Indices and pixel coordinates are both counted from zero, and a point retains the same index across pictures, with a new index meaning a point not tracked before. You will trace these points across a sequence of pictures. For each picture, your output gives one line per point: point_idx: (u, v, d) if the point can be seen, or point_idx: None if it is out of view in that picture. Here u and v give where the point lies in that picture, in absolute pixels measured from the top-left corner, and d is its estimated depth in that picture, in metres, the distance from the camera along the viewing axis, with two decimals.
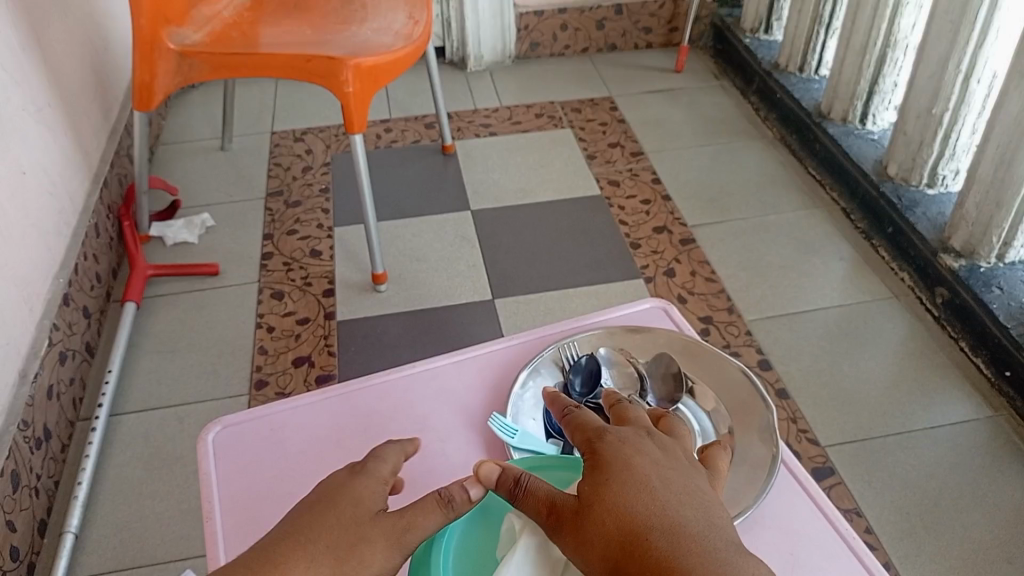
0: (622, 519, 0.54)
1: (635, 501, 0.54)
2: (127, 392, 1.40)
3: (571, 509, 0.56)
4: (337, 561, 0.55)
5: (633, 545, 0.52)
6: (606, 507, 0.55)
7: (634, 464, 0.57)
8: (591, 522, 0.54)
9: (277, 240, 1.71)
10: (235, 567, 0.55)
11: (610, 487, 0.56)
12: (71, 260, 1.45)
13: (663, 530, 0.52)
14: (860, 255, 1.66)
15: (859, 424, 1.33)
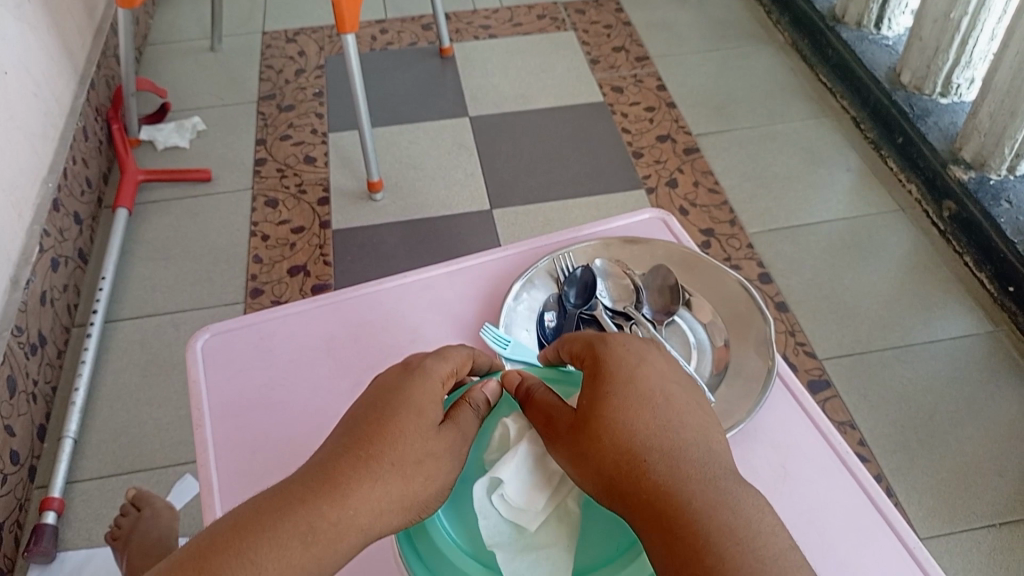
0: (619, 437, 0.53)
1: (636, 420, 0.53)
2: (122, 299, 1.39)
3: (568, 425, 0.55)
4: (406, 480, 0.50)
5: (631, 465, 0.51)
6: (605, 422, 0.53)
7: (635, 378, 0.56)
8: (589, 438, 0.53)
9: (270, 146, 1.67)
10: (293, 489, 0.48)
11: (610, 404, 0.54)
12: (59, 165, 1.41)
13: (662, 453, 0.51)
14: (867, 166, 1.62)
15: (857, 338, 1.33)
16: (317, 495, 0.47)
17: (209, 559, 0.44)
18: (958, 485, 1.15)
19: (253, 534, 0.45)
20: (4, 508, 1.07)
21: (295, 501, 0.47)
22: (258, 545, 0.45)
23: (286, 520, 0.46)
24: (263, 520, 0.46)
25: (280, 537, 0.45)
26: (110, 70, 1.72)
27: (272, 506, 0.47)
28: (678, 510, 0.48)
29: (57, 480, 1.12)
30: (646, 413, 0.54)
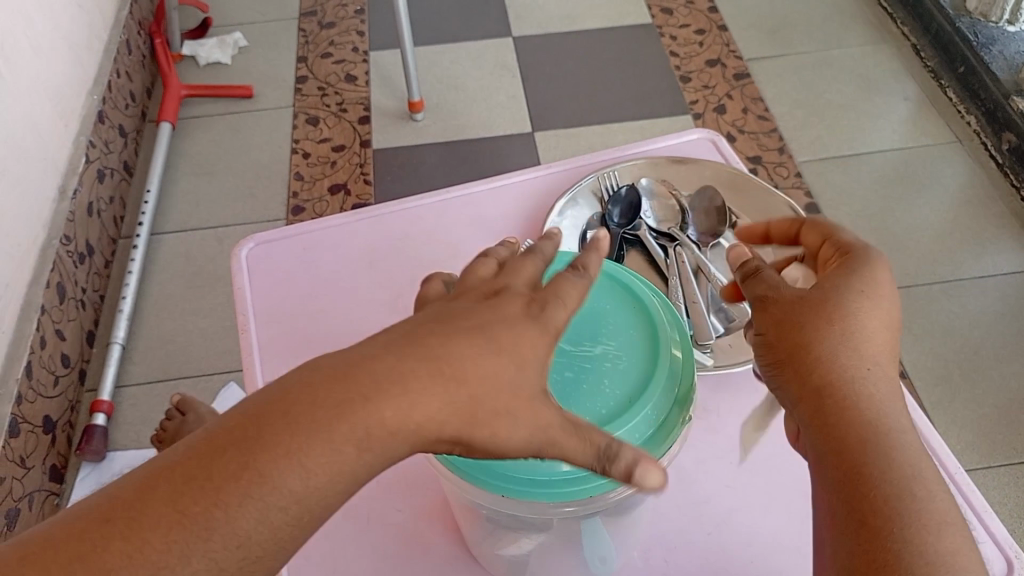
0: (841, 345, 0.46)
1: (871, 339, 0.47)
2: (166, 212, 1.41)
3: (788, 308, 0.48)
4: (474, 406, 0.38)
5: (828, 387, 0.45)
6: (821, 333, 0.47)
7: (881, 300, 0.48)
8: (806, 327, 0.47)
9: (311, 63, 1.65)
10: (332, 399, 0.36)
11: (855, 308, 0.47)
12: (104, 77, 1.41)
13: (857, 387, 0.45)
14: (926, 96, 1.56)
15: (904, 271, 1.30)
16: (333, 411, 0.36)
17: (197, 478, 0.35)
18: (999, 420, 1.13)
19: (250, 453, 0.35)
20: (57, 408, 1.11)
21: (304, 414, 0.36)
22: (255, 469, 0.35)
23: (289, 441, 0.35)
24: (263, 434, 0.35)
25: (282, 464, 0.35)
26: None
27: (279, 411, 0.36)
28: (862, 475, 0.42)
29: (106, 383, 1.15)
30: (880, 338, 0.47)
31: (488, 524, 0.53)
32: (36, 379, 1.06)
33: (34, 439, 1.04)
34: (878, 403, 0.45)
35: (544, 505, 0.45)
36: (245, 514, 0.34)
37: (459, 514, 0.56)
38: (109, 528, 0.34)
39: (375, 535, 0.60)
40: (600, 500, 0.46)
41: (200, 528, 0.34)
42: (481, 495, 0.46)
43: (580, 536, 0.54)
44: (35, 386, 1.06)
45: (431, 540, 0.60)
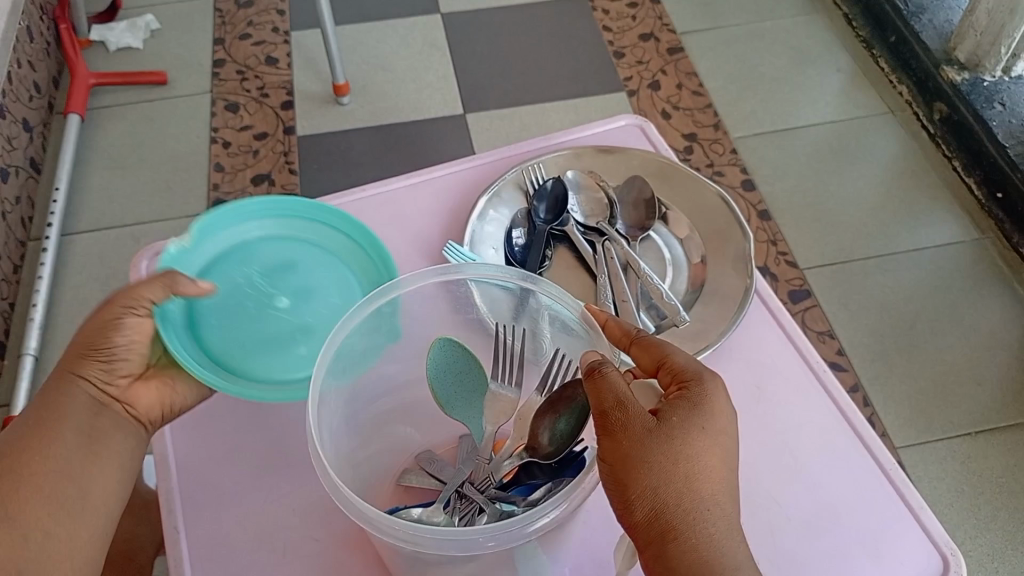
0: (688, 483, 0.47)
1: (716, 472, 0.48)
2: (78, 210, 1.33)
3: (646, 434, 0.46)
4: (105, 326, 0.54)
5: (670, 517, 0.46)
6: (670, 462, 0.46)
7: (726, 425, 0.49)
8: (659, 468, 0.46)
9: (229, 46, 1.57)
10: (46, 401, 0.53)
11: (705, 442, 0.48)
12: (3, 68, 1.32)
13: (699, 516, 0.47)
14: (858, 67, 1.55)
15: (840, 246, 1.29)
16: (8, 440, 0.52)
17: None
18: (934, 393, 1.14)
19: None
20: None
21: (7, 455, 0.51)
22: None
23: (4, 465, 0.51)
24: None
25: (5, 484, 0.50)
26: None
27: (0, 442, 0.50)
28: None
29: (18, 398, 1.08)
30: (721, 471, 0.48)
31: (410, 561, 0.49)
32: None
33: None
34: (722, 539, 0.46)
35: (472, 539, 0.43)
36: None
37: (380, 548, 0.53)
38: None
39: (292, 568, 0.56)
40: (527, 527, 0.44)
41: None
42: (402, 531, 0.44)
43: (511, 565, 0.50)
44: None
45: (351, 570, 0.56)
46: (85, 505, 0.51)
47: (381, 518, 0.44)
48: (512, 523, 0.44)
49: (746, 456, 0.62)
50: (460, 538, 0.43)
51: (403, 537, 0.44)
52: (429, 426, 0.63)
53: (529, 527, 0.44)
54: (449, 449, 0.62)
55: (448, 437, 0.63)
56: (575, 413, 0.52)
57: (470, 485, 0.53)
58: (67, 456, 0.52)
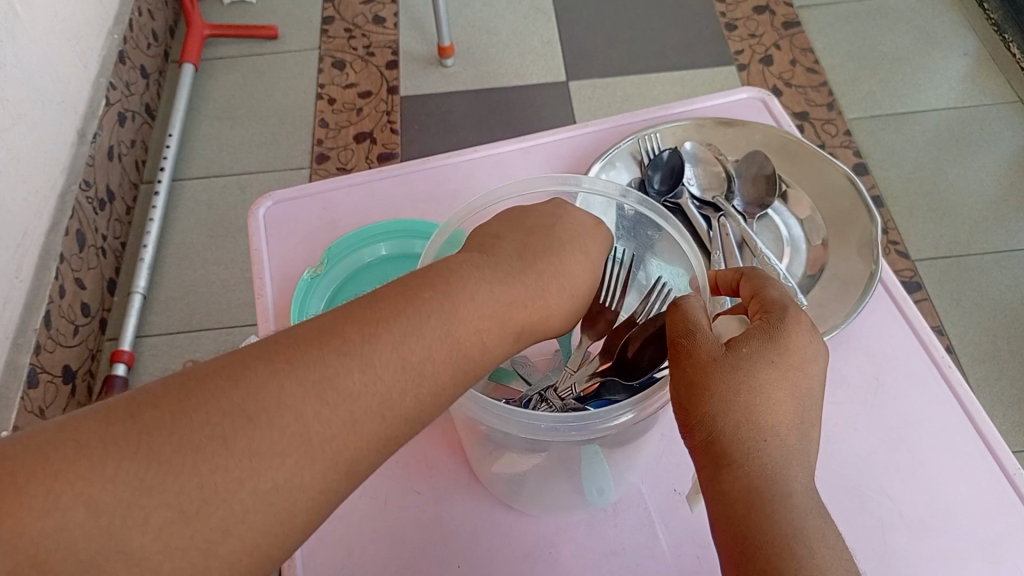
0: (750, 413, 0.40)
1: (786, 409, 0.40)
2: (189, 157, 1.38)
3: (712, 357, 0.40)
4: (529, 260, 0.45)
5: (732, 453, 0.39)
6: (731, 391, 0.40)
7: (806, 361, 0.42)
8: (721, 396, 0.40)
9: (339, 4, 1.59)
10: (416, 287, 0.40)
11: (777, 374, 0.41)
12: (125, 15, 1.37)
13: (765, 455, 0.39)
14: (987, 51, 1.46)
15: (956, 240, 1.23)
16: (479, 275, 0.42)
17: (383, 313, 0.39)
18: None
19: (440, 307, 0.39)
20: (77, 357, 1.10)
21: (458, 278, 0.41)
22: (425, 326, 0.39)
23: (459, 290, 0.40)
24: (435, 291, 0.40)
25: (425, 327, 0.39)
26: None
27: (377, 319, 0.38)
28: (756, 559, 0.36)
29: (126, 333, 1.14)
30: (795, 411, 0.40)
31: (489, 445, 0.54)
32: (54, 328, 1.05)
33: (53, 390, 1.03)
34: (788, 477, 0.38)
35: (540, 424, 0.46)
36: (410, 378, 0.38)
37: (461, 432, 0.57)
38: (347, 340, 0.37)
39: (393, 518, 0.57)
40: (598, 425, 0.46)
41: (386, 347, 0.37)
42: (482, 406, 0.46)
43: (581, 469, 0.53)
44: (54, 336, 1.05)
45: (452, 525, 0.57)
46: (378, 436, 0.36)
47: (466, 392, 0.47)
48: (583, 415, 0.45)
49: (861, 448, 0.60)
50: (535, 421, 0.46)
51: (478, 411, 0.47)
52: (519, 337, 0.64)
53: (601, 424, 0.46)
54: (542, 358, 0.63)
55: (544, 347, 0.64)
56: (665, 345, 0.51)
57: (552, 391, 0.54)
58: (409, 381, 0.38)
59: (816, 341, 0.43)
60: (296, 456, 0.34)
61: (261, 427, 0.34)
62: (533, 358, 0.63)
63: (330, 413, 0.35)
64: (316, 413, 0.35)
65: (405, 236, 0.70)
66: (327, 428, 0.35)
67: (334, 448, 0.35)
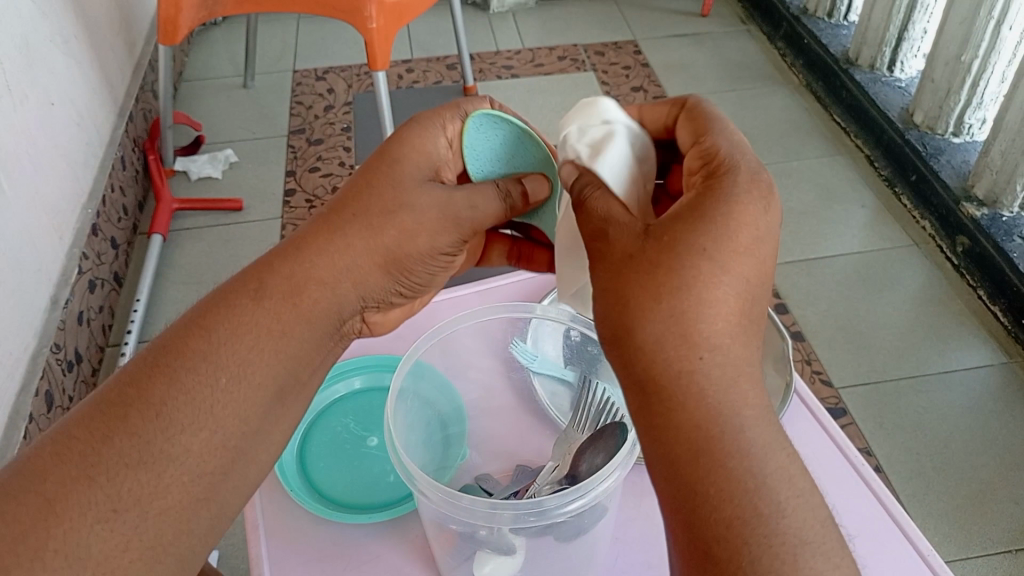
0: (688, 339, 0.45)
1: (726, 333, 0.46)
2: (154, 320, 1.44)
3: (642, 283, 0.47)
4: (312, 244, 0.56)
5: (668, 373, 0.45)
6: (656, 301, 0.46)
7: (736, 262, 0.47)
8: (643, 309, 0.46)
9: (300, 177, 1.73)
10: (200, 320, 0.53)
11: (709, 290, 0.46)
12: (99, 190, 1.47)
13: (699, 375, 0.45)
14: (882, 203, 1.66)
15: (873, 367, 1.34)
16: (263, 295, 0.54)
17: (175, 359, 0.50)
18: (973, 510, 1.16)
19: (222, 340, 0.52)
20: None
21: (238, 310, 0.53)
22: (208, 356, 0.51)
23: (245, 317, 0.53)
24: (216, 325, 0.52)
25: (214, 359, 0.51)
26: (148, 103, 1.79)
27: (167, 369, 0.50)
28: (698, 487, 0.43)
29: None
30: (728, 323, 0.46)
31: (463, 548, 0.61)
32: None
33: None
34: (728, 411, 0.44)
35: (503, 513, 0.56)
36: (210, 402, 0.50)
37: (434, 545, 0.63)
38: (122, 409, 0.48)
39: None
40: (553, 509, 0.56)
41: (177, 387, 0.49)
42: (454, 501, 0.56)
43: (544, 556, 0.61)
44: None
45: None
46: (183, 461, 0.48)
47: (442, 491, 0.56)
48: (538, 503, 0.55)
49: None
50: (498, 510, 0.56)
51: (449, 505, 0.56)
52: (483, 455, 0.71)
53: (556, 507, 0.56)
54: (504, 474, 0.70)
55: (505, 465, 0.71)
56: (609, 448, 0.60)
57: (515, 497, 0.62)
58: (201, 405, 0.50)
59: (754, 228, 0.48)
60: (119, 499, 0.46)
61: (76, 485, 0.45)
62: (496, 475, 0.70)
63: (130, 458, 0.47)
64: (121, 461, 0.47)
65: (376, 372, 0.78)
66: (138, 469, 0.47)
67: (144, 483, 0.47)
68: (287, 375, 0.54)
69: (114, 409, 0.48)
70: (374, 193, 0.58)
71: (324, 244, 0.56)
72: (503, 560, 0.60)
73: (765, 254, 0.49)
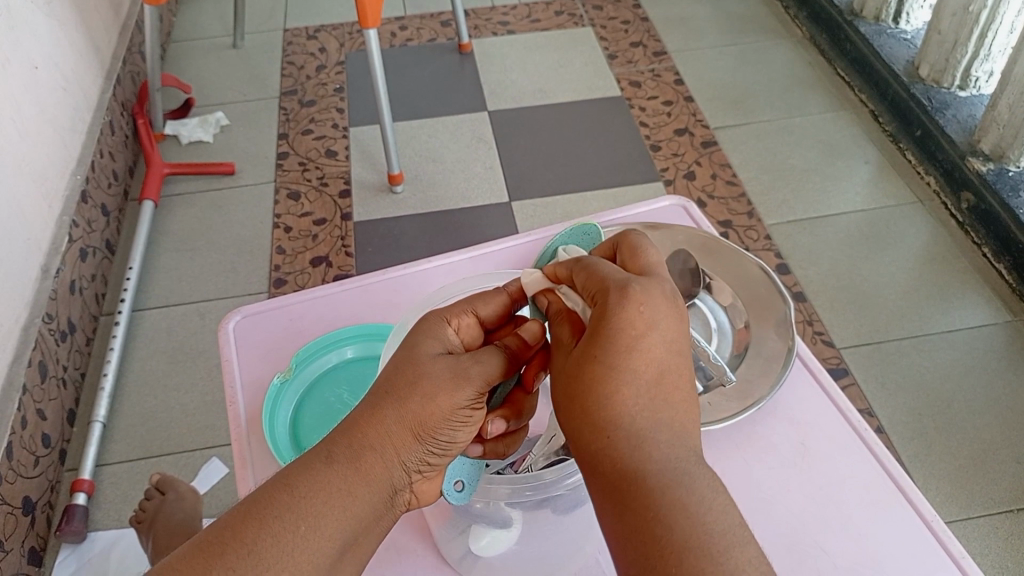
0: (603, 426, 0.48)
1: (637, 421, 0.47)
2: (148, 289, 1.42)
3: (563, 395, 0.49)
4: (364, 413, 0.51)
5: (608, 462, 0.47)
6: (588, 405, 0.48)
7: (629, 357, 0.48)
8: (580, 412, 0.48)
9: (292, 140, 1.70)
10: (265, 493, 0.48)
11: (609, 395, 0.47)
12: (87, 157, 1.44)
13: (635, 454, 0.47)
14: (886, 159, 1.63)
15: (876, 327, 1.33)
16: (322, 466, 0.49)
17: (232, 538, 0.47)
18: (975, 471, 1.15)
19: (283, 514, 0.47)
20: (36, 488, 1.10)
21: (298, 481, 0.49)
22: (265, 536, 0.47)
23: (305, 491, 0.48)
24: (276, 499, 0.48)
25: (271, 539, 0.46)
26: (135, 66, 1.75)
27: (225, 548, 0.46)
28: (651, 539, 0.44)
29: (87, 461, 1.15)
30: (633, 408, 0.48)
31: (459, 520, 0.61)
32: (15, 459, 1.05)
33: (13, 521, 1.03)
34: (659, 477, 0.46)
35: (498, 489, 0.56)
36: None
37: (429, 516, 0.63)
38: (216, 548, 0.46)
39: None
40: (546, 482, 0.56)
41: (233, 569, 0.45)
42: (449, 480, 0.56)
43: (541, 535, 0.61)
44: (15, 466, 1.05)
45: None
46: None
47: None
48: (534, 477, 0.56)
49: (794, 509, 0.65)
50: (493, 485, 0.56)
51: None
52: None
53: (549, 483, 0.56)
54: None
55: None
56: None
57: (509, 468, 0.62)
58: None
59: (638, 329, 0.48)
60: None
61: None
62: None
63: None
64: None
65: (367, 339, 0.76)
66: None
67: None
68: (345, 546, 0.49)
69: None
70: (406, 364, 0.53)
71: (372, 411, 0.51)
72: (499, 534, 0.60)
73: (661, 343, 0.48)
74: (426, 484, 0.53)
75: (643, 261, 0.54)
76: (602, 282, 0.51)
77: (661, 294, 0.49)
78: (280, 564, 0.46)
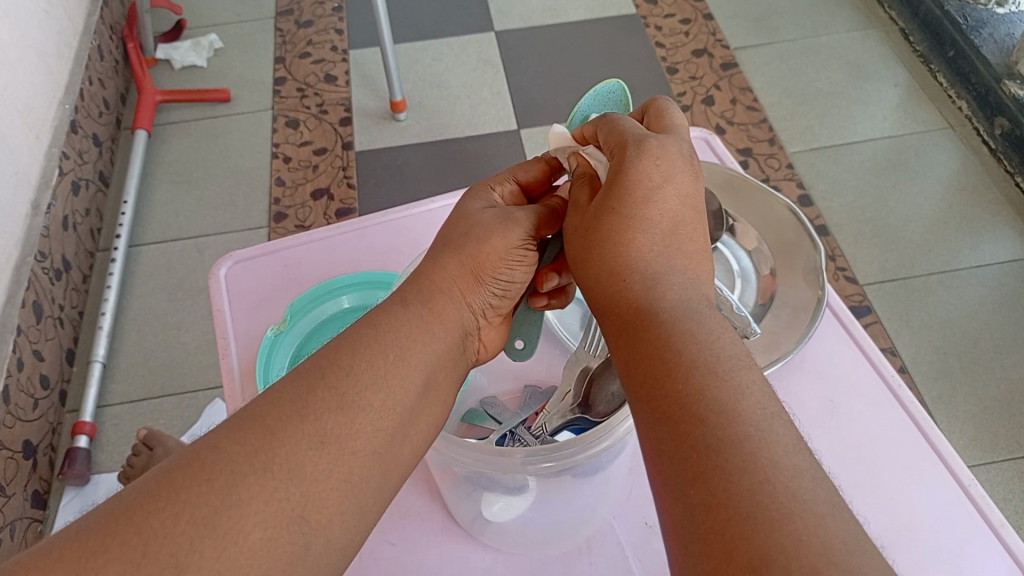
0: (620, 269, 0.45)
1: (654, 265, 0.45)
2: (145, 223, 1.38)
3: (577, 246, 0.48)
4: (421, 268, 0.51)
5: (629, 306, 0.44)
6: (602, 247, 0.46)
7: (650, 197, 0.46)
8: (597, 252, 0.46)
9: (290, 64, 1.61)
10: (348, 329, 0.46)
11: (621, 244, 0.45)
12: (75, 85, 1.37)
13: (645, 293, 0.44)
14: (916, 81, 1.54)
15: (901, 262, 1.28)
16: (401, 305, 0.48)
17: (330, 359, 0.43)
18: (1000, 412, 1.11)
19: (373, 334, 0.45)
20: (37, 431, 1.08)
21: (380, 317, 0.47)
22: (358, 352, 0.44)
23: (388, 321, 0.46)
24: (362, 329, 0.45)
25: (365, 357, 0.44)
26: None
27: (325, 366, 0.43)
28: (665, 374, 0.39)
29: (88, 403, 1.12)
30: (650, 249, 0.45)
31: (467, 487, 0.56)
32: (14, 403, 1.03)
33: (14, 466, 1.01)
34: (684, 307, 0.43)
35: (514, 458, 0.50)
36: (365, 403, 0.42)
37: (437, 479, 0.59)
38: (317, 372, 0.42)
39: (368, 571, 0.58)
40: (566, 453, 0.51)
41: (337, 381, 0.42)
42: (457, 447, 0.51)
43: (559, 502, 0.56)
44: (14, 411, 1.03)
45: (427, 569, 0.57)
46: (338, 447, 0.40)
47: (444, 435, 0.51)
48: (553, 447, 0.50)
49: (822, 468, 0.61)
50: (506, 453, 0.50)
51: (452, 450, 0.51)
52: (493, 378, 0.67)
53: (568, 451, 0.50)
54: (511, 396, 0.65)
55: (511, 387, 0.66)
56: None
57: (523, 429, 0.56)
58: (360, 401, 0.42)
59: (656, 179, 0.46)
60: (270, 484, 0.37)
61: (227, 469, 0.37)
62: (504, 397, 0.65)
63: (288, 441, 0.39)
64: (276, 446, 0.38)
65: (365, 288, 0.71)
66: (292, 455, 0.38)
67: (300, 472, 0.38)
68: (432, 376, 0.46)
69: (279, 398, 0.41)
70: (453, 227, 0.53)
71: (432, 261, 0.51)
72: (510, 501, 0.55)
73: (677, 198, 0.47)
74: (489, 333, 0.52)
75: (665, 123, 0.51)
76: (621, 137, 0.49)
77: (678, 151, 0.48)
78: (378, 375, 0.43)
